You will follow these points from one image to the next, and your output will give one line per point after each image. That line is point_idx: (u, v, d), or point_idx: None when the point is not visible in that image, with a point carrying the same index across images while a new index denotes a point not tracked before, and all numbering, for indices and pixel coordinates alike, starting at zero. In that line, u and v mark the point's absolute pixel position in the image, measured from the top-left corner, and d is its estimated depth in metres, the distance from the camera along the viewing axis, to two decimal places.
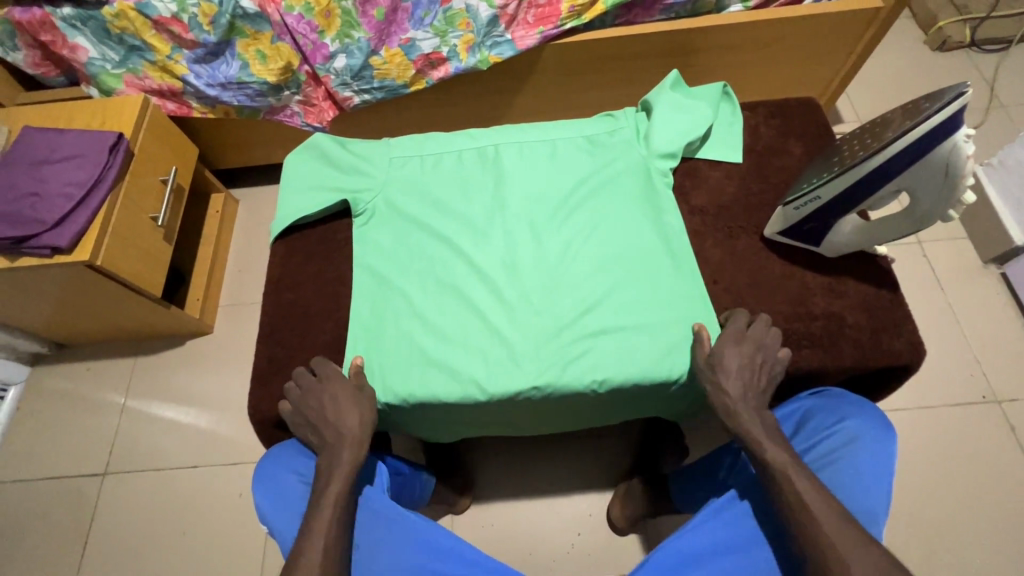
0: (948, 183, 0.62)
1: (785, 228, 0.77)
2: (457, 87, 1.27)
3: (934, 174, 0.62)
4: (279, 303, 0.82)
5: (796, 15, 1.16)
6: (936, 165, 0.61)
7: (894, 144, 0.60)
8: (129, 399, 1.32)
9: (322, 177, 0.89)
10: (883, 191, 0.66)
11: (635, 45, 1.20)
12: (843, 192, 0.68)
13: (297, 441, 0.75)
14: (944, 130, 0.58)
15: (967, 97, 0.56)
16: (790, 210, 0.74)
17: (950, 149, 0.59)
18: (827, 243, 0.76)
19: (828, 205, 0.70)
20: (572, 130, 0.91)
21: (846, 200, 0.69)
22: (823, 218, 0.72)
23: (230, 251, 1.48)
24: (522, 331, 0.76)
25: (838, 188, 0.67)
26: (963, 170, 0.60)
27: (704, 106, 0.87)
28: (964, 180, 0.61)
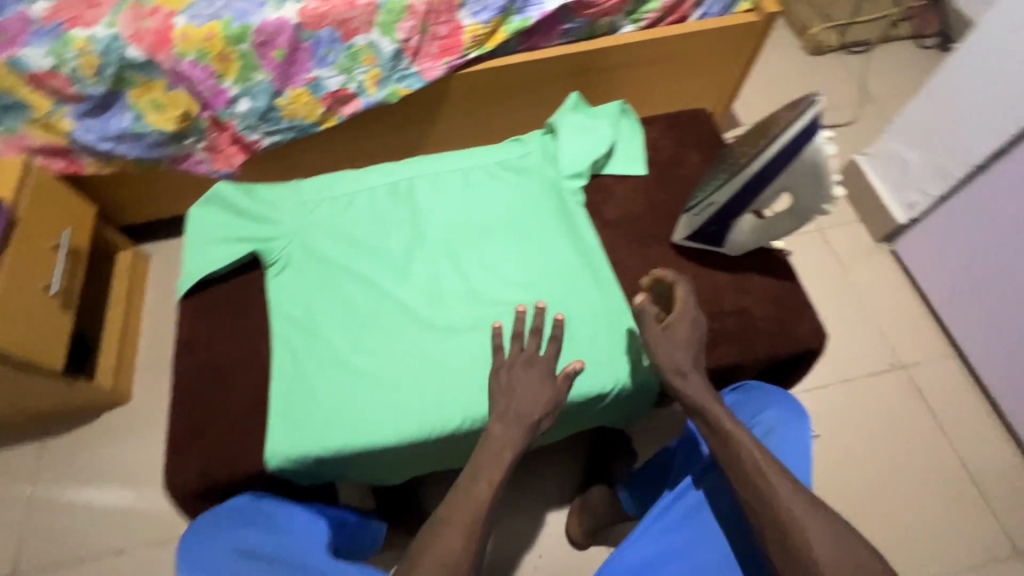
0: (817, 184, 0.68)
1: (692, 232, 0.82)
2: (371, 122, 1.26)
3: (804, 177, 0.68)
4: (191, 365, 0.77)
5: (683, 33, 1.25)
6: (805, 169, 0.67)
7: (768, 149, 0.67)
8: (39, 486, 1.19)
9: (230, 228, 0.86)
10: (765, 194, 0.72)
11: (539, 69, 1.25)
12: (731, 197, 0.73)
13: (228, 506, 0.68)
14: (808, 139, 0.65)
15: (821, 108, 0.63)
16: (691, 216, 0.79)
17: (812, 153, 0.65)
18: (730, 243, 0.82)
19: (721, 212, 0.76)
20: (483, 156, 0.93)
21: (737, 206, 0.74)
22: (720, 222, 0.78)
23: (144, 311, 1.38)
24: (450, 361, 0.76)
25: (727, 194, 0.73)
26: (827, 171, 0.66)
27: (606, 124, 0.91)
28: (831, 179, 0.67)
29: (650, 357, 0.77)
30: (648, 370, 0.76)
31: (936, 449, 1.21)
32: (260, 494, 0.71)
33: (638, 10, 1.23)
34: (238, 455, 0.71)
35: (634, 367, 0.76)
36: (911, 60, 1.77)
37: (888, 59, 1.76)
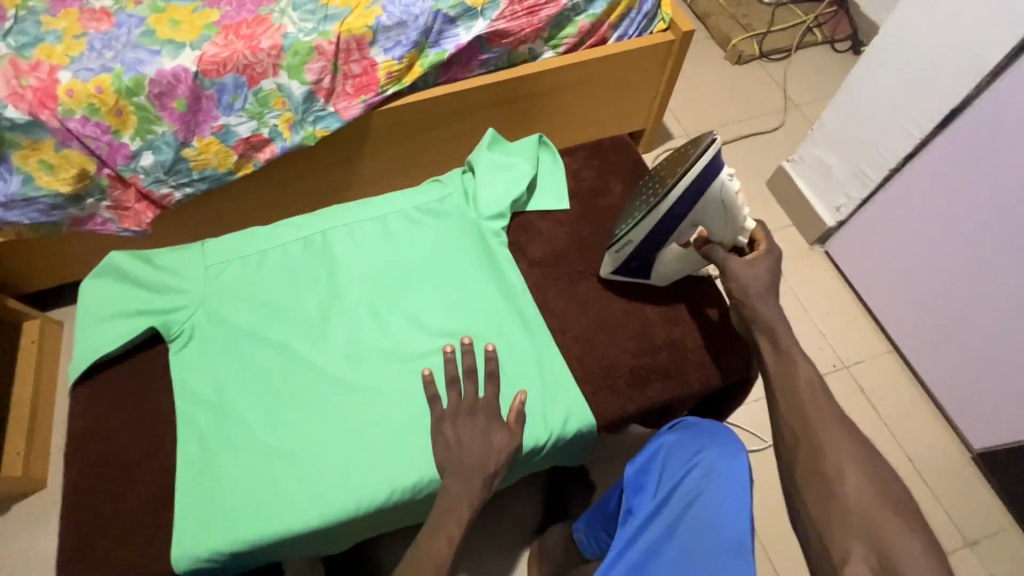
0: (728, 215, 0.68)
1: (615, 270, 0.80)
2: (290, 165, 1.21)
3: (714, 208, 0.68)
4: (88, 461, 0.71)
5: (602, 56, 1.25)
6: (714, 200, 0.67)
7: (677, 187, 0.67)
8: None
9: (126, 303, 0.79)
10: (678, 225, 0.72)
11: (462, 100, 1.22)
12: (649, 232, 0.72)
13: None
14: (713, 172, 0.66)
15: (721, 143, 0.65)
16: (614, 254, 0.77)
17: (720, 185, 0.66)
18: (653, 277, 0.80)
19: (640, 247, 0.74)
20: (401, 200, 0.89)
21: (653, 240, 0.73)
22: (641, 258, 0.76)
23: (59, 384, 1.28)
24: (375, 427, 0.72)
25: (644, 229, 0.72)
26: (734, 203, 0.67)
27: (524, 160, 0.89)
28: (739, 210, 0.68)
29: (585, 403, 0.74)
30: (584, 415, 0.73)
31: (882, 446, 1.23)
32: None
33: (556, 36, 1.22)
34: (141, 561, 0.64)
35: (569, 413, 0.73)
36: (828, 63, 1.84)
37: (807, 65, 1.83)
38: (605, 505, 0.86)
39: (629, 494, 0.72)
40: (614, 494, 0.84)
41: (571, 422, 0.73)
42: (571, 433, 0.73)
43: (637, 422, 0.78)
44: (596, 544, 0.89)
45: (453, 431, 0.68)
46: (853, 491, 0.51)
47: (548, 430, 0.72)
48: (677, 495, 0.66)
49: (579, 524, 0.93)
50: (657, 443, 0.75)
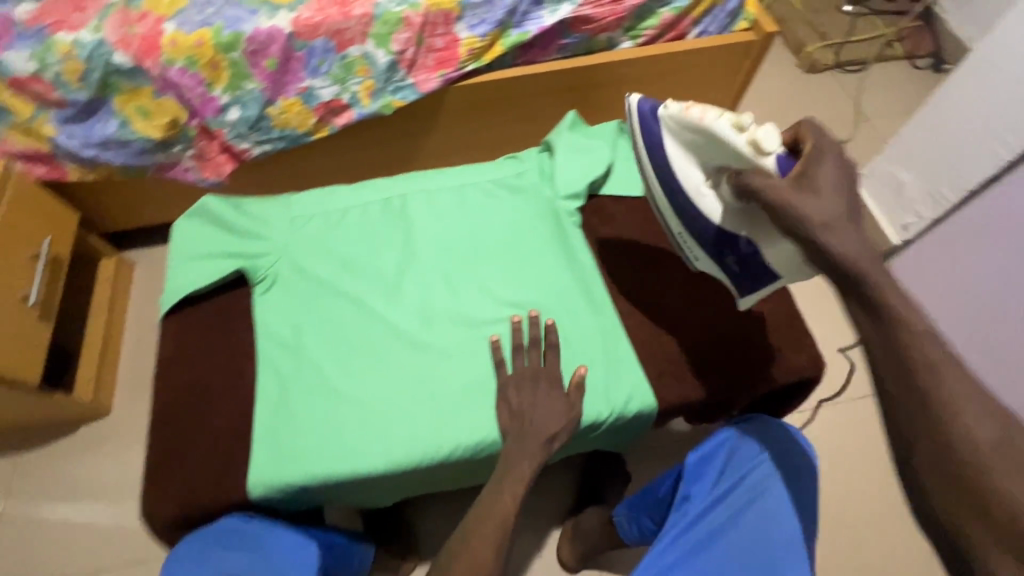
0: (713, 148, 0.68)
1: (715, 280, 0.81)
2: (364, 133, 1.24)
3: (698, 149, 0.71)
4: (174, 387, 0.75)
5: (681, 50, 1.24)
6: (691, 144, 0.71)
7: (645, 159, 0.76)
8: (12, 502, 1.16)
9: (216, 244, 0.83)
10: (703, 190, 0.72)
11: (536, 83, 1.23)
12: (688, 211, 0.74)
13: (217, 528, 0.65)
14: (655, 126, 0.73)
15: (640, 101, 0.75)
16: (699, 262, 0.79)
17: (672, 132, 0.72)
18: (768, 276, 0.72)
19: (704, 238, 0.75)
20: (479, 174, 0.91)
21: (706, 222, 0.73)
22: (725, 253, 0.74)
23: (128, 320, 1.35)
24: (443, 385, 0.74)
25: (683, 211, 0.75)
26: (703, 128, 0.67)
27: (603, 144, 0.90)
28: (719, 130, 0.66)
29: (647, 385, 0.75)
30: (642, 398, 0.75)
31: None
32: (250, 516, 0.67)
33: (638, 26, 1.22)
34: (219, 483, 0.68)
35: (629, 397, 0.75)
36: (905, 78, 1.78)
37: (883, 78, 1.77)
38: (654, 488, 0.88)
39: (687, 481, 0.73)
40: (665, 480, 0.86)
41: (633, 401, 0.74)
42: (632, 413, 0.74)
43: (696, 411, 0.79)
44: (636, 530, 0.93)
45: (516, 399, 0.72)
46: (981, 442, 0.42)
47: (609, 407, 0.73)
48: (743, 488, 0.68)
49: (619, 509, 0.96)
50: (718, 435, 0.75)
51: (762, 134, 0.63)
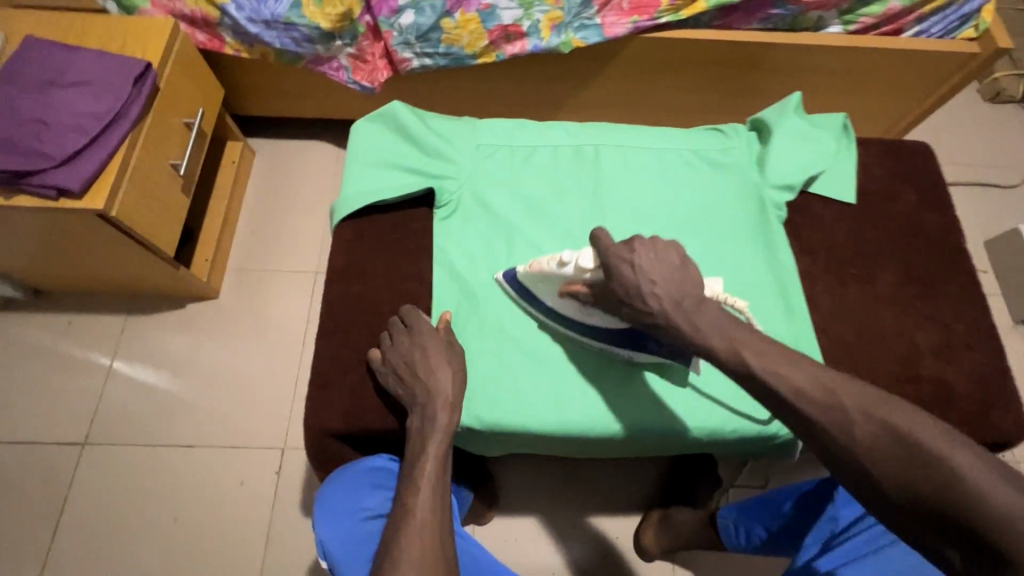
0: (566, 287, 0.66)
1: (662, 377, 0.71)
2: (525, 68, 1.16)
3: (555, 289, 0.68)
4: (343, 296, 0.74)
5: (894, 47, 1.10)
6: (550, 291, 0.68)
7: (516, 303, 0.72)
8: (116, 360, 1.18)
9: (401, 156, 0.79)
10: (584, 315, 0.68)
11: (725, 52, 1.12)
12: (585, 328, 0.69)
13: (369, 463, 0.67)
14: (522, 284, 0.71)
15: (505, 272, 0.73)
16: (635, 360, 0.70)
17: (531, 284, 0.69)
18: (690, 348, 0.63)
19: (612, 341, 0.69)
20: (680, 140, 0.84)
21: (605, 329, 0.68)
22: (645, 344, 0.67)
23: (244, 208, 1.33)
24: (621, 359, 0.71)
25: (576, 324, 0.70)
26: (547, 271, 0.66)
27: (826, 138, 0.81)
28: (560, 270, 0.65)
29: None
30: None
31: None
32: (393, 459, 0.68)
33: (856, 11, 1.08)
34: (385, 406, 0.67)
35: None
36: None
37: None
38: (770, 501, 0.80)
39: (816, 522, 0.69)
40: (788, 493, 0.78)
41: None
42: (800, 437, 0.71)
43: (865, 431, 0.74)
44: (741, 536, 0.85)
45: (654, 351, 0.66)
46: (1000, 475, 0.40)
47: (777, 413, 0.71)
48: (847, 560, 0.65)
49: (725, 511, 0.88)
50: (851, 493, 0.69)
51: (580, 257, 0.63)
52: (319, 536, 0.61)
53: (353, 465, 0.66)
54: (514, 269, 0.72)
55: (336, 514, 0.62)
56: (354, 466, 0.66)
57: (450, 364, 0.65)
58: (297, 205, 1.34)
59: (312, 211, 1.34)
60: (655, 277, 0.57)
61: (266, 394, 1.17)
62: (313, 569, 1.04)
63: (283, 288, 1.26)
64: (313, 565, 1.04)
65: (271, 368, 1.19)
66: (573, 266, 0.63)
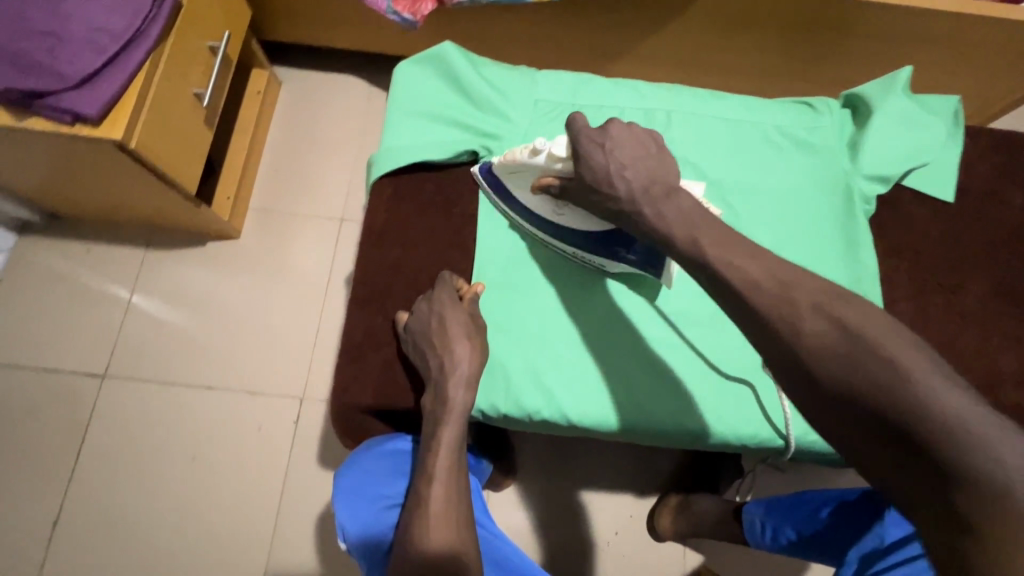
0: (540, 180, 0.63)
1: (640, 292, 0.69)
2: (584, 11, 1.03)
3: (530, 181, 0.65)
4: (380, 261, 0.68)
5: (1016, 19, 0.94)
6: (523, 183, 0.65)
7: (497, 204, 0.69)
8: (135, 295, 1.15)
9: (452, 109, 0.71)
10: (555, 214, 0.66)
11: (816, 9, 0.98)
12: (555, 229, 0.67)
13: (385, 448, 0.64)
14: (495, 179, 0.68)
15: (481, 165, 0.69)
16: (606, 268, 0.68)
17: (504, 177, 0.66)
18: (664, 258, 0.63)
19: (582, 246, 0.67)
20: (763, 113, 0.74)
21: (578, 233, 0.66)
22: (616, 253, 0.65)
23: (267, 144, 1.25)
24: (670, 357, 0.66)
25: (548, 225, 0.67)
26: (519, 161, 0.62)
27: (930, 127, 0.72)
28: (530, 160, 0.62)
29: None
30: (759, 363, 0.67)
31: None
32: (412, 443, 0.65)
33: None
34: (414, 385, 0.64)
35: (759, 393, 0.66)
36: None
37: None
38: (805, 504, 0.75)
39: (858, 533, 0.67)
40: (826, 500, 0.73)
41: None
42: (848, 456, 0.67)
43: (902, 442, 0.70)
44: (768, 536, 0.79)
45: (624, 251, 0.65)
46: None
47: (779, 425, 0.65)
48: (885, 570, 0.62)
49: (750, 506, 0.83)
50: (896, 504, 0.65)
51: (554, 145, 0.61)
52: (340, 519, 0.60)
53: (374, 445, 0.64)
54: (489, 162, 0.68)
55: (358, 498, 0.61)
56: (374, 447, 0.64)
57: (468, 336, 0.61)
58: (323, 144, 1.26)
59: (340, 152, 1.26)
60: (626, 161, 0.56)
61: (286, 342, 1.14)
62: (327, 518, 1.05)
63: (305, 232, 1.20)
64: (328, 514, 1.05)
65: (291, 315, 1.15)
66: (546, 154, 0.61)
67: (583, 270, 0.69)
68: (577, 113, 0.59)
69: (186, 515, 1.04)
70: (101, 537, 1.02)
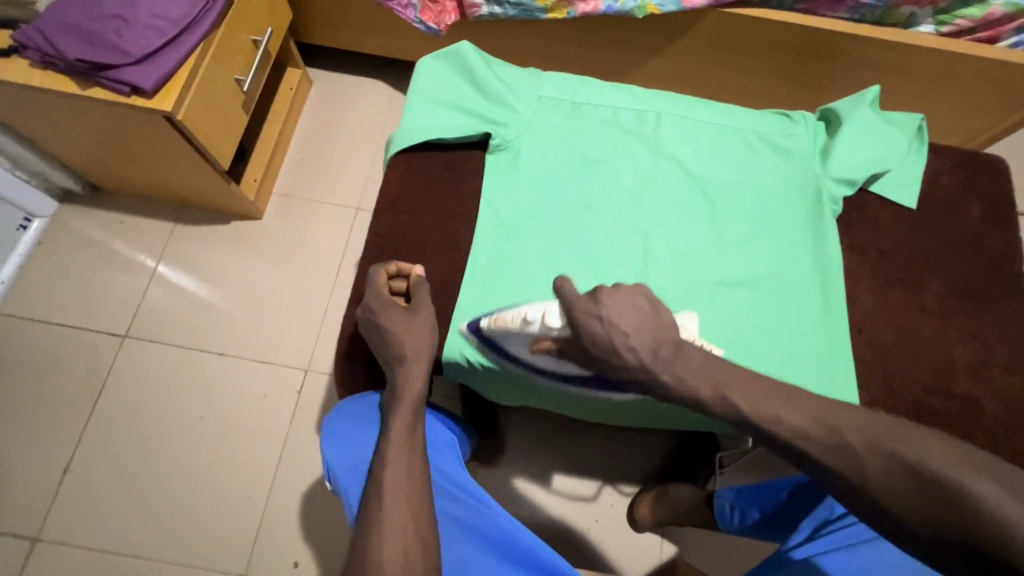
0: (537, 342, 0.62)
1: (644, 412, 0.73)
2: (593, 29, 1.13)
3: (525, 343, 0.64)
4: (392, 227, 0.76)
5: (991, 58, 1.02)
6: (520, 345, 0.65)
7: (490, 353, 0.69)
8: (161, 264, 1.24)
9: (465, 98, 0.80)
10: (556, 364, 0.66)
11: (805, 38, 1.06)
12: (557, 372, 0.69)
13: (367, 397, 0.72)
14: (486, 337, 0.68)
15: (469, 323, 0.69)
16: (613, 398, 0.72)
17: (497, 338, 0.67)
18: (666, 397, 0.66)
19: (588, 384, 0.69)
20: (744, 120, 0.82)
21: (584, 375, 0.68)
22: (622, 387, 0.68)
23: (295, 136, 1.35)
24: (647, 407, 0.73)
25: (549, 371, 0.68)
26: (512, 327, 0.63)
27: (896, 139, 0.80)
28: (524, 328, 0.62)
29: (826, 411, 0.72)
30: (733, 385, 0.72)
31: None
32: None
33: (953, 11, 1.00)
34: None
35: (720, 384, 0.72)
36: None
37: None
38: (767, 487, 0.79)
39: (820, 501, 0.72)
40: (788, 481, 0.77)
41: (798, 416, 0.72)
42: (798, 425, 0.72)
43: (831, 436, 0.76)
44: (736, 518, 0.83)
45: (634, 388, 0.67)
46: None
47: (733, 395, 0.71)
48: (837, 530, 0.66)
49: (723, 492, 0.86)
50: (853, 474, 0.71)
51: (548, 312, 0.60)
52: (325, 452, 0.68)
53: (362, 396, 0.73)
54: (476, 321, 0.69)
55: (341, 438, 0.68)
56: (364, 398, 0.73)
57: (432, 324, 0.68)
58: (347, 138, 1.36)
59: (360, 147, 1.35)
60: (628, 332, 0.53)
61: (296, 317, 1.21)
62: (321, 485, 1.09)
63: (324, 218, 1.29)
64: (321, 481, 1.10)
65: (302, 294, 1.23)
66: (539, 323, 0.60)
67: (590, 399, 0.72)
68: (567, 278, 0.58)
69: (187, 472, 1.10)
70: (107, 487, 1.08)
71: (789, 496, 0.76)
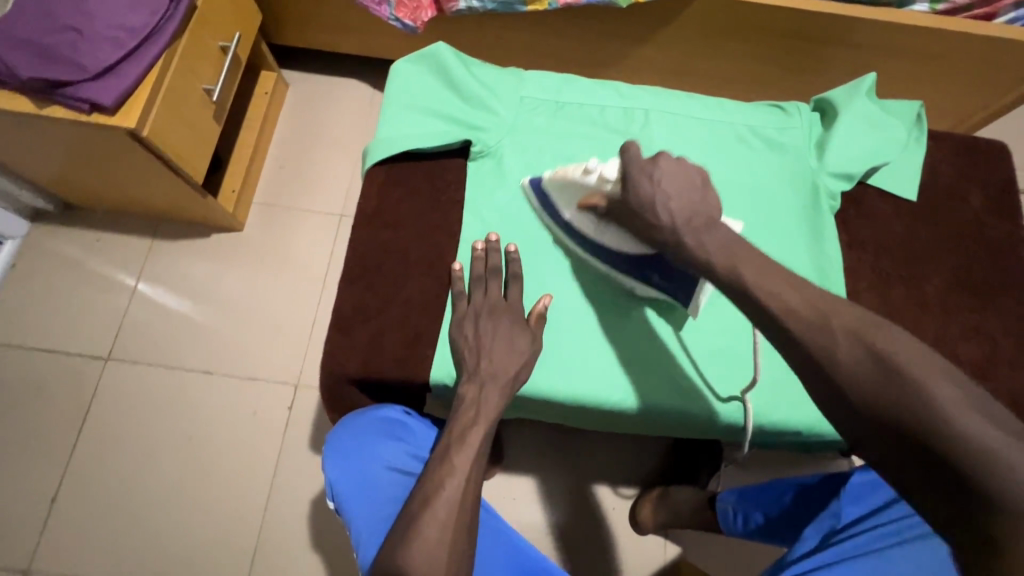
0: (586, 199, 0.66)
1: (665, 318, 0.72)
2: (576, 20, 1.08)
3: (577, 200, 0.68)
4: (372, 242, 0.73)
5: (988, 35, 0.98)
6: (573, 200, 0.68)
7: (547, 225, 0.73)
8: (141, 282, 1.20)
9: (443, 103, 0.76)
10: (598, 234, 0.68)
11: (796, 21, 1.02)
12: (597, 250, 0.69)
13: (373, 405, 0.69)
14: (546, 195, 0.71)
15: (533, 179, 0.73)
16: (637, 291, 0.71)
17: (553, 193, 0.70)
18: (694, 282, 0.64)
19: (620, 264, 0.69)
20: (736, 114, 0.79)
21: (618, 253, 0.68)
22: (649, 276, 0.68)
23: (273, 142, 1.31)
24: (668, 314, 0.72)
25: (589, 243, 0.70)
26: (572, 177, 0.66)
27: (894, 129, 0.77)
28: (582, 179, 0.66)
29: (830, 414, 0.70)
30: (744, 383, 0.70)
31: None
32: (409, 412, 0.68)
33: None
34: (401, 357, 0.68)
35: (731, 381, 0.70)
36: None
37: None
38: (770, 490, 0.77)
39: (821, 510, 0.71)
40: (789, 484, 0.75)
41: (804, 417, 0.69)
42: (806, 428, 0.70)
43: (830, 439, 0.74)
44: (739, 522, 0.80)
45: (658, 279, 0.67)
46: (1003, 437, 0.38)
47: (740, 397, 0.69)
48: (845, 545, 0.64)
49: (725, 495, 0.83)
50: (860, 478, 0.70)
51: (605, 168, 0.65)
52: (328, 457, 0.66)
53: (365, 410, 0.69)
54: (540, 176, 0.72)
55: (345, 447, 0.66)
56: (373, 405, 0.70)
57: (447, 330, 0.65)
58: (328, 143, 1.32)
59: (341, 151, 1.31)
60: (671, 194, 0.56)
61: (283, 330, 1.18)
62: (316, 502, 1.07)
63: (307, 227, 1.25)
64: (317, 498, 1.08)
65: (289, 306, 1.19)
66: (596, 175, 0.65)
67: (618, 293, 0.72)
68: (633, 143, 0.62)
69: (179, 494, 1.07)
70: (98, 513, 1.06)
71: (793, 500, 0.74)
